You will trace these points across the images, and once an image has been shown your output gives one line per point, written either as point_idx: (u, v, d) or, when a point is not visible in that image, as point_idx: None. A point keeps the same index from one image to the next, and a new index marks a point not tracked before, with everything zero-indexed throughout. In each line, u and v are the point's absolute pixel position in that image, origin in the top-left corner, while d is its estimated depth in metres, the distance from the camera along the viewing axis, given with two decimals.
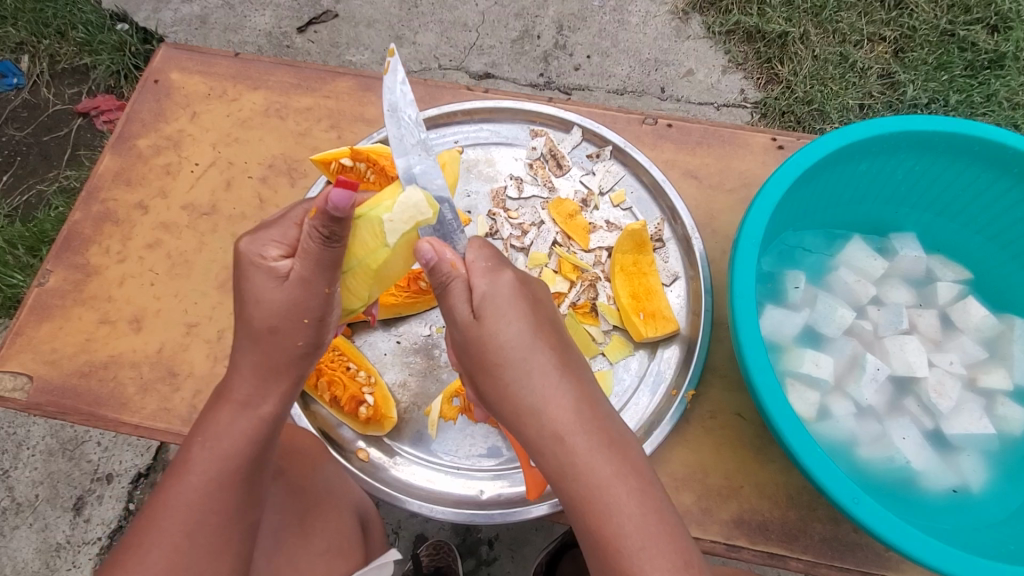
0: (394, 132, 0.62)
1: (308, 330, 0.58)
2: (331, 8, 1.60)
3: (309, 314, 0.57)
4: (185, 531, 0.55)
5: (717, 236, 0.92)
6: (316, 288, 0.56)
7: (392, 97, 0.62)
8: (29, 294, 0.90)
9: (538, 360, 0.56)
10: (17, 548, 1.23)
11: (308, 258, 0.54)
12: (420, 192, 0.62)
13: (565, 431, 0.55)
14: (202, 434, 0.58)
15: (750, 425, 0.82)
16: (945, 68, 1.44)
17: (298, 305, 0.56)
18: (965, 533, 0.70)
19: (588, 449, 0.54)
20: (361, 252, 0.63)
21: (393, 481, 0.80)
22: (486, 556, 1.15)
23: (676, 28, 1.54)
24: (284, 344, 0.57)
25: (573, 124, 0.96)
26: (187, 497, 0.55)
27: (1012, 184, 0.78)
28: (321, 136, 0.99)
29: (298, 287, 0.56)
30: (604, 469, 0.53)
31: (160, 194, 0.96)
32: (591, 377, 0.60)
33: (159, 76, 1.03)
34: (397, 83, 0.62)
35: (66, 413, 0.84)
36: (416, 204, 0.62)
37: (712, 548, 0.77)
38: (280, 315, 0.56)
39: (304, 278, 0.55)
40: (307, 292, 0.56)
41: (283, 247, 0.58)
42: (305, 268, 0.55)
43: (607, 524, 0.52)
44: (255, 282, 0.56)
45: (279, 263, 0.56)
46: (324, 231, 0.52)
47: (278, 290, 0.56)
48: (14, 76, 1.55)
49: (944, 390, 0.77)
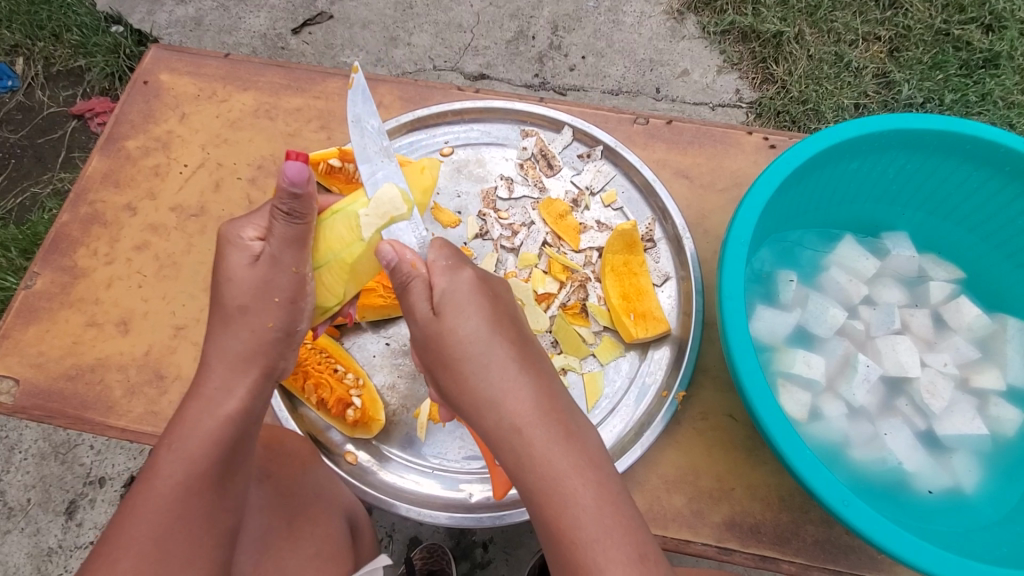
0: (357, 140, 0.65)
1: (277, 310, 0.59)
2: (325, 10, 1.60)
3: (279, 294, 0.59)
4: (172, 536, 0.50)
5: (708, 236, 0.92)
6: (284, 266, 0.59)
7: (355, 110, 0.65)
8: (16, 296, 0.90)
9: (498, 352, 0.56)
10: (9, 553, 1.22)
11: (278, 236, 0.58)
12: (393, 188, 0.64)
13: (522, 422, 0.53)
14: (167, 441, 0.54)
15: (741, 427, 0.81)
16: (941, 67, 1.43)
17: (267, 283, 0.58)
18: (957, 535, 0.70)
19: (545, 442, 0.53)
20: (336, 246, 0.64)
21: (382, 484, 0.79)
22: (481, 559, 1.14)
23: (671, 28, 1.53)
24: (253, 324, 0.58)
25: (564, 125, 0.95)
26: (159, 500, 0.51)
27: (1003, 183, 0.77)
28: (310, 137, 0.99)
29: (267, 266, 0.58)
30: (561, 461, 0.52)
31: (149, 196, 0.95)
32: (553, 374, 0.59)
33: (148, 77, 1.03)
34: (360, 98, 0.65)
35: (52, 416, 0.83)
36: (390, 200, 0.64)
37: (669, 544, 0.76)
38: (250, 293, 0.58)
39: (273, 257, 0.58)
40: (275, 271, 0.59)
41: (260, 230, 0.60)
42: (274, 246, 0.58)
43: (564, 517, 0.51)
44: (229, 260, 0.58)
45: (253, 244, 0.59)
46: (284, 208, 0.56)
47: (249, 270, 0.58)
48: (7, 79, 1.54)
49: (936, 390, 0.76)
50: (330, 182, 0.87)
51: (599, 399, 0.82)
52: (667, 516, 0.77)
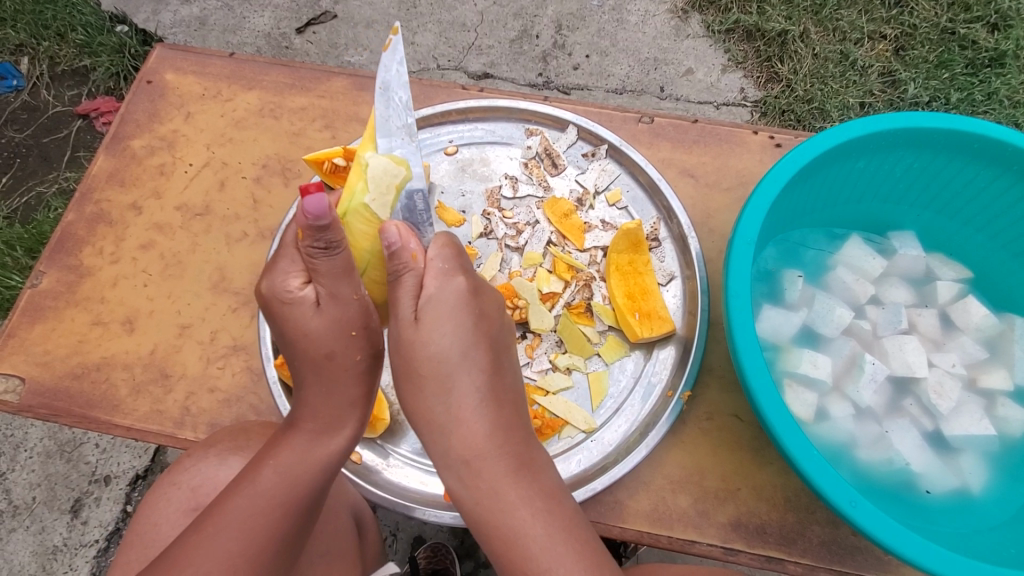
0: (381, 112, 0.58)
1: (359, 342, 0.57)
2: (330, 9, 1.60)
3: (355, 325, 0.57)
4: (248, 554, 0.55)
5: (713, 235, 0.91)
6: (345, 298, 0.55)
7: (386, 76, 0.56)
8: (22, 295, 0.90)
9: (468, 376, 0.56)
10: (14, 551, 1.23)
11: (323, 275, 0.54)
12: (385, 156, 0.59)
13: (473, 457, 0.55)
14: (275, 456, 0.58)
15: (747, 427, 0.81)
16: (947, 66, 1.42)
17: (340, 322, 0.56)
18: (965, 537, 0.69)
19: (497, 475, 0.55)
20: (366, 244, 0.61)
21: (387, 483, 0.79)
22: (485, 558, 1.14)
23: (675, 26, 1.53)
24: (344, 364, 0.57)
25: (569, 124, 0.95)
26: (255, 521, 0.55)
27: (1012, 182, 0.77)
28: (315, 136, 0.99)
29: (331, 305, 0.55)
30: (508, 495, 0.54)
31: (154, 195, 0.95)
32: (515, 401, 0.60)
33: (153, 77, 1.03)
34: (395, 62, 0.56)
35: (58, 415, 0.83)
36: (386, 170, 0.59)
37: (642, 539, 0.76)
38: (328, 339, 0.56)
39: (330, 294, 0.55)
40: (340, 306, 0.56)
41: (300, 273, 0.57)
42: (326, 284, 0.54)
43: (515, 547, 0.53)
44: (294, 318, 0.56)
45: (304, 292, 0.56)
46: (318, 244, 0.52)
47: (318, 318, 0.56)
48: (13, 78, 1.55)
49: (944, 391, 0.76)
50: (334, 181, 0.88)
51: (603, 398, 0.82)
52: (672, 517, 0.77)
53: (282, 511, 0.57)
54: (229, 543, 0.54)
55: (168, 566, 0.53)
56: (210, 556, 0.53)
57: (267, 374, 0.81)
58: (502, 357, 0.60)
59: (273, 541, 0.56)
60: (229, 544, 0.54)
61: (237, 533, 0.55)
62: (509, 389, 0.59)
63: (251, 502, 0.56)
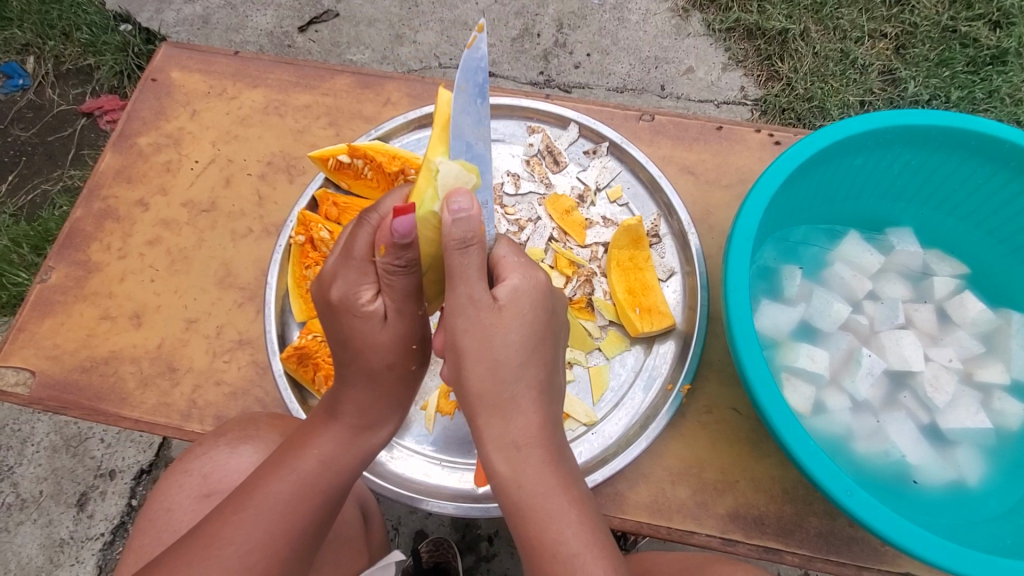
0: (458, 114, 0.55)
1: (415, 354, 0.61)
2: (332, 8, 1.61)
3: (415, 339, 0.60)
4: (288, 536, 0.57)
5: (713, 232, 0.92)
6: (410, 314, 0.58)
7: (465, 75, 0.53)
8: (32, 290, 0.91)
9: (529, 361, 0.57)
10: (22, 544, 1.24)
11: (400, 291, 0.56)
12: (458, 163, 0.56)
13: (511, 440, 0.56)
14: (318, 446, 0.60)
15: (746, 420, 0.82)
16: (947, 64, 1.43)
17: (404, 336, 0.58)
18: (961, 528, 0.70)
19: (532, 463, 0.55)
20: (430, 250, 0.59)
21: (391, 474, 0.80)
22: (486, 552, 1.15)
23: (676, 25, 1.54)
24: (399, 373, 0.61)
25: (570, 121, 0.96)
26: (296, 505, 0.58)
27: (1010, 178, 0.77)
28: (319, 134, 1.00)
29: (398, 321, 0.58)
30: (539, 481, 0.55)
31: (160, 191, 0.97)
32: (553, 396, 0.60)
33: (158, 75, 1.04)
34: (477, 60, 0.53)
35: (68, 407, 0.85)
36: (457, 177, 0.56)
37: (640, 529, 0.77)
38: (392, 351, 0.59)
39: (398, 309, 0.57)
40: (406, 322, 0.58)
41: (370, 285, 0.57)
42: (397, 300, 0.56)
43: (538, 531, 0.54)
44: (358, 329, 0.57)
45: (374, 305, 0.57)
46: (401, 262, 0.53)
47: (384, 331, 0.58)
48: (19, 76, 1.56)
49: (940, 384, 0.77)
50: (340, 178, 0.90)
51: (604, 392, 0.83)
52: (672, 508, 0.78)
53: (322, 499, 0.59)
54: (249, 525, 0.56)
55: (204, 546, 0.55)
56: (228, 537, 0.55)
57: (273, 368, 0.81)
58: (553, 341, 0.61)
59: (303, 523, 0.58)
60: (266, 527, 0.56)
61: (278, 516, 0.57)
62: (550, 377, 0.59)
63: (284, 486, 0.58)
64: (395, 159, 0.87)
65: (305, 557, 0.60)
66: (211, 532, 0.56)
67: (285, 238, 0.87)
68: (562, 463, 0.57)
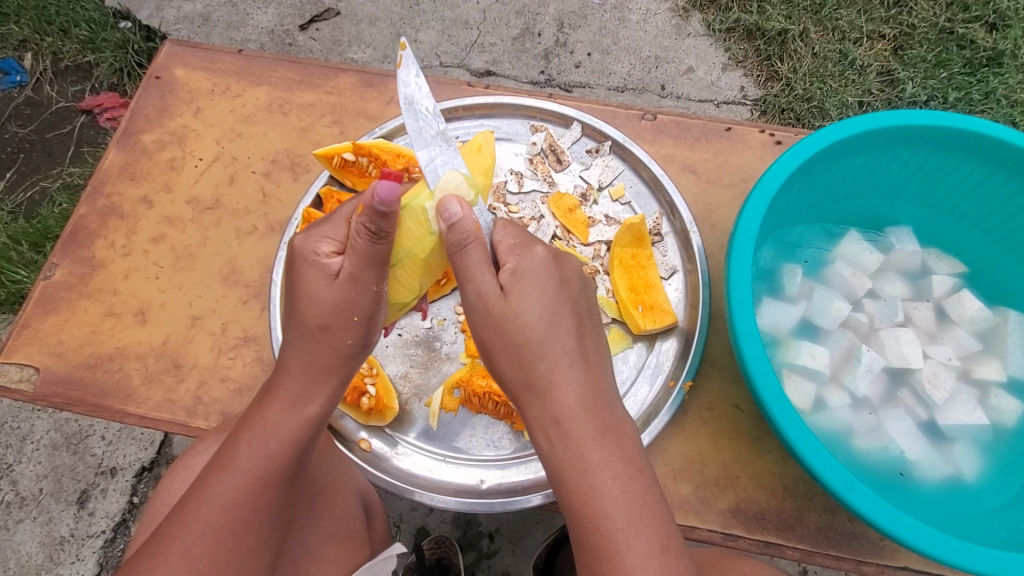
0: (413, 126, 0.61)
1: (355, 329, 0.59)
2: (333, 6, 1.61)
3: (358, 312, 0.59)
4: (231, 525, 0.57)
5: (715, 231, 0.93)
6: (365, 285, 0.58)
7: (407, 92, 0.61)
8: (35, 287, 0.91)
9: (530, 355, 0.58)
10: (22, 542, 1.24)
11: (356, 254, 0.57)
12: (460, 174, 0.63)
13: None
14: (249, 432, 0.60)
15: (746, 416, 0.83)
16: (945, 65, 1.44)
17: (348, 303, 0.58)
18: (959, 521, 0.71)
19: None
20: (408, 243, 0.66)
21: (396, 470, 0.81)
22: (487, 549, 1.16)
23: (675, 25, 1.55)
24: (334, 342, 0.59)
25: (573, 120, 0.97)
26: (234, 495, 0.57)
27: (1008, 178, 0.78)
28: (323, 132, 1.00)
29: (347, 285, 0.58)
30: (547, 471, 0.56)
31: (165, 188, 0.97)
32: None
33: (162, 72, 1.04)
34: (411, 77, 0.61)
35: (72, 404, 0.85)
36: (457, 186, 0.62)
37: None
38: (331, 313, 0.58)
39: (353, 276, 0.57)
40: (355, 290, 0.58)
41: (336, 245, 0.60)
42: (354, 265, 0.57)
43: None
44: (309, 280, 0.59)
45: (332, 261, 0.59)
46: (371, 227, 0.54)
47: (330, 289, 0.58)
48: (17, 74, 1.56)
49: (939, 381, 0.78)
50: (344, 176, 0.90)
51: None
52: (674, 503, 0.79)
53: (261, 486, 0.59)
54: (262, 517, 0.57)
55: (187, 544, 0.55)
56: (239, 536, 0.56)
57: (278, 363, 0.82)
58: None
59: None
60: None
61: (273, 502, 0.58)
62: None
63: (229, 478, 0.58)
64: (400, 157, 0.87)
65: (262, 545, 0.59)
66: (167, 532, 0.56)
67: (290, 236, 0.87)
68: None
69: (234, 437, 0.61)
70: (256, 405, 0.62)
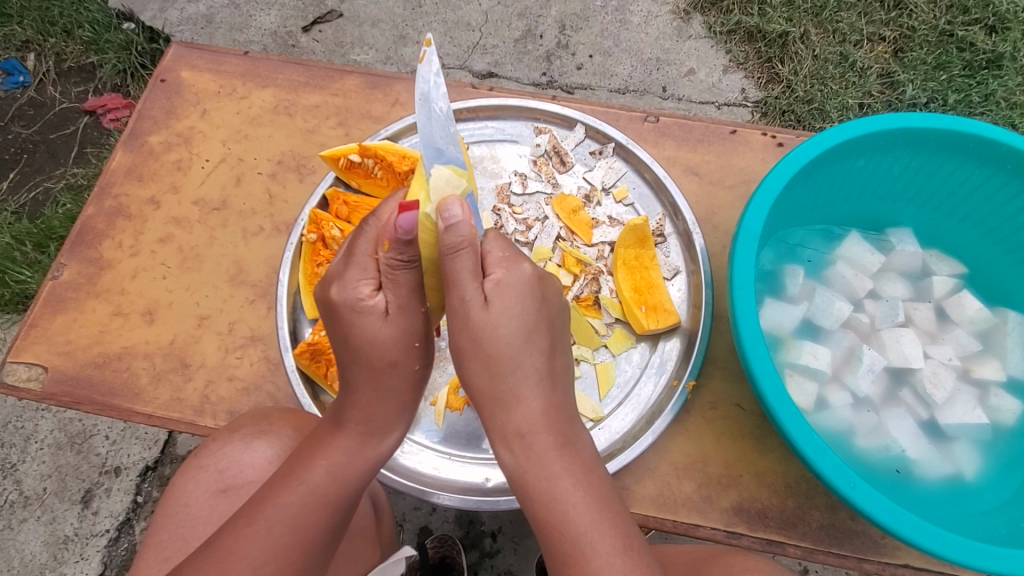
0: (424, 125, 0.56)
1: (417, 352, 0.61)
2: (336, 8, 1.62)
3: (417, 337, 0.61)
4: (303, 546, 0.58)
5: (717, 232, 0.94)
6: (413, 312, 0.59)
7: (424, 88, 0.55)
8: (44, 287, 0.92)
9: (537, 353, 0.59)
10: (26, 541, 1.25)
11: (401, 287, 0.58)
12: (449, 168, 0.58)
13: (524, 430, 0.58)
14: (326, 456, 0.61)
15: (748, 415, 0.83)
16: (945, 67, 1.45)
17: (406, 333, 0.59)
18: (959, 519, 0.72)
19: (542, 451, 0.58)
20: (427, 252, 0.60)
21: (402, 469, 0.81)
22: (489, 548, 1.17)
23: (676, 27, 1.56)
24: (403, 373, 0.61)
25: (577, 122, 0.98)
26: (306, 517, 0.59)
27: (1007, 180, 0.79)
28: (328, 133, 1.01)
29: (400, 317, 0.59)
30: (552, 468, 0.58)
31: (172, 189, 0.98)
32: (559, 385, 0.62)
33: (168, 74, 1.05)
34: (432, 74, 0.55)
35: (80, 403, 0.86)
36: (447, 180, 0.58)
37: (648, 522, 0.79)
38: (396, 348, 0.60)
39: (401, 307, 0.58)
40: (408, 318, 0.59)
41: (372, 281, 0.59)
42: (400, 297, 0.58)
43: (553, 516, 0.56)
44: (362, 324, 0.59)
45: (375, 299, 0.59)
46: (404, 257, 0.56)
47: (387, 327, 0.59)
48: (19, 74, 1.57)
49: (939, 381, 0.79)
50: (350, 177, 0.91)
51: (611, 387, 0.85)
52: (678, 502, 0.80)
53: (320, 511, 0.60)
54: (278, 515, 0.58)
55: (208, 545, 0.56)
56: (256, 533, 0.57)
57: (286, 363, 0.83)
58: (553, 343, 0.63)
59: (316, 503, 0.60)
60: (285, 533, 0.58)
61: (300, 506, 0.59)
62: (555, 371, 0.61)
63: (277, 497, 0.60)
64: (406, 158, 0.88)
65: (319, 567, 0.61)
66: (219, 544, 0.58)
67: (297, 237, 0.88)
68: (570, 449, 0.59)
69: (308, 456, 0.62)
70: (326, 428, 0.64)
